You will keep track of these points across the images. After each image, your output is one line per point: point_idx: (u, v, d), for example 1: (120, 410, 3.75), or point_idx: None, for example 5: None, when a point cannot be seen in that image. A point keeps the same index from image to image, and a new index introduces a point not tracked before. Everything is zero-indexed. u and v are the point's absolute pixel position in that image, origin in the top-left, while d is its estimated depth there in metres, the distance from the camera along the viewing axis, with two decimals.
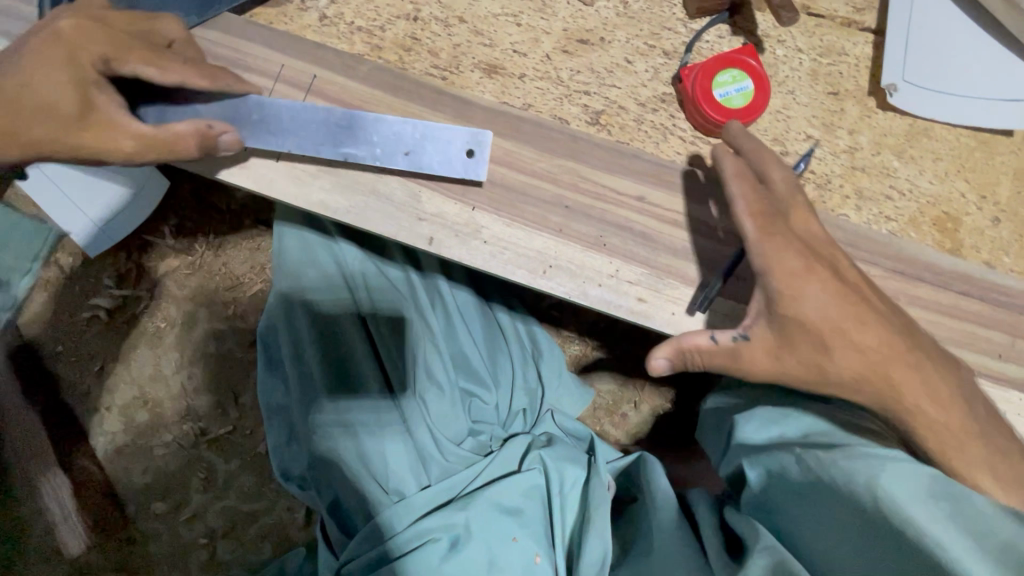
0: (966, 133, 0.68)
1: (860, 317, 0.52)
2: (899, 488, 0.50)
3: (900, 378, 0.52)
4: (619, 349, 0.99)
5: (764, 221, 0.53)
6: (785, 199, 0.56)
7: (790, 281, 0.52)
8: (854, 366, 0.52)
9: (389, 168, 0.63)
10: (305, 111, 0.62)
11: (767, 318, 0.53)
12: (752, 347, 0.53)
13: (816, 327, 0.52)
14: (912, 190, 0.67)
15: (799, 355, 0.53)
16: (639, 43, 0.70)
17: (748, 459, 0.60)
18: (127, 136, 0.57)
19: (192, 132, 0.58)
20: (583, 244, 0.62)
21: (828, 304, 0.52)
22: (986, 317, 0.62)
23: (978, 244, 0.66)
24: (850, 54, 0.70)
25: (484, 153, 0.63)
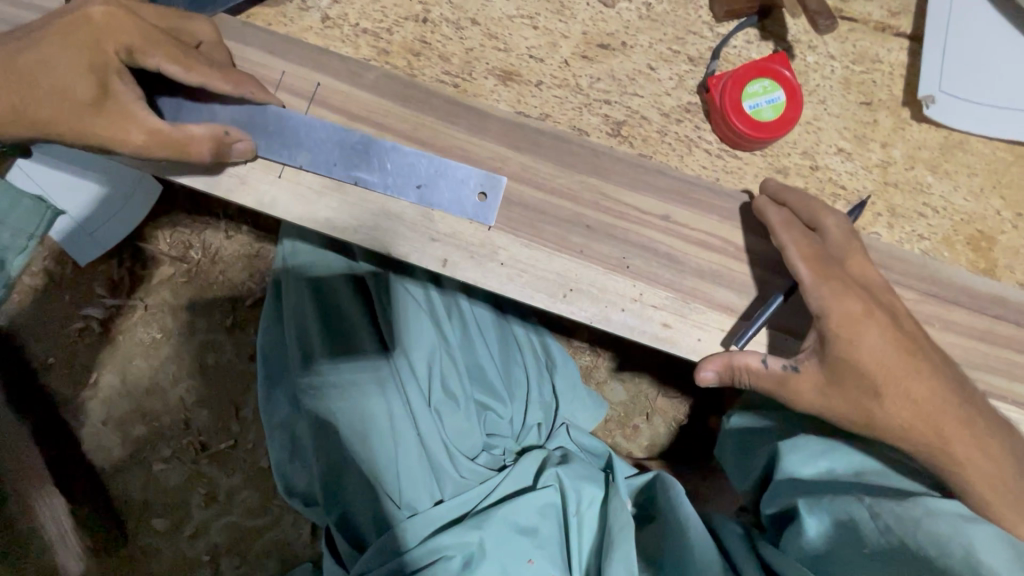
0: (1003, 146, 0.65)
1: (914, 365, 0.51)
2: (988, 552, 0.49)
3: (950, 433, 0.51)
4: (630, 359, 0.97)
5: (818, 265, 0.53)
6: (840, 245, 0.56)
7: (848, 326, 0.51)
8: (902, 414, 0.52)
9: (393, 195, 0.59)
10: (323, 129, 0.60)
11: (819, 357, 0.53)
12: (801, 379, 0.53)
13: (868, 370, 0.52)
14: (947, 207, 0.64)
15: (845, 395, 0.52)
16: (663, 49, 0.66)
17: (809, 502, 0.57)
18: (141, 129, 0.54)
19: (207, 137, 0.55)
20: (605, 266, 0.59)
21: (888, 353, 0.51)
22: (1021, 342, 0.60)
23: (1013, 264, 0.64)
24: (884, 61, 0.66)
25: (496, 197, 0.60)
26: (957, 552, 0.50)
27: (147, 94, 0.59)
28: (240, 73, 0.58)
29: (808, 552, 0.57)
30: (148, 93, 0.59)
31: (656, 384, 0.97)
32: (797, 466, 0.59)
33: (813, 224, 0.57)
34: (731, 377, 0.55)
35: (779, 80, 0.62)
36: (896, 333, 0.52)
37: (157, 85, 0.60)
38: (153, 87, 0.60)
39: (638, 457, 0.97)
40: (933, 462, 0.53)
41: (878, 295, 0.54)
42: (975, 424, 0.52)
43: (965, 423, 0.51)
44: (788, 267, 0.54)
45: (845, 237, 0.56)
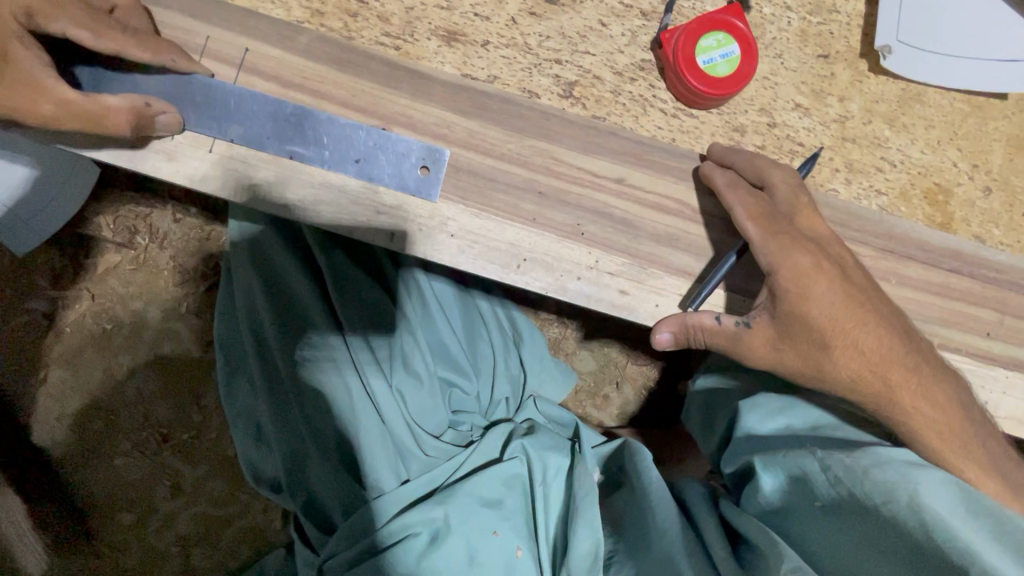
0: (960, 97, 0.64)
1: (863, 318, 0.51)
2: (936, 500, 0.46)
3: (898, 381, 0.51)
4: (598, 330, 0.96)
5: (766, 224, 0.52)
6: (790, 200, 0.54)
7: (799, 281, 0.51)
8: (852, 366, 0.51)
9: (329, 170, 0.57)
10: (253, 99, 0.56)
11: (771, 312, 0.52)
12: (753, 335, 0.52)
13: (818, 324, 0.51)
14: (904, 160, 0.63)
15: (798, 349, 0.52)
16: (614, 3, 0.62)
17: (763, 461, 0.56)
18: (49, 100, 0.49)
19: (126, 108, 0.51)
20: (559, 234, 0.57)
21: (836, 305, 0.51)
22: (974, 295, 0.60)
23: (969, 217, 0.63)
24: (842, 11, 0.64)
25: (439, 171, 0.57)
26: (904, 500, 0.46)
27: (59, 63, 0.54)
28: (149, 35, 0.54)
29: (765, 508, 0.57)
30: (59, 62, 0.54)
31: (625, 353, 0.97)
32: (754, 425, 0.60)
33: (763, 181, 0.55)
34: (687, 338, 0.54)
35: (734, 34, 0.60)
36: (848, 287, 0.51)
37: (68, 52, 0.55)
38: (62, 54, 0.54)
39: (609, 425, 0.97)
40: (884, 416, 0.52)
41: (827, 247, 0.53)
42: (923, 372, 0.51)
43: (916, 373, 0.51)
44: (738, 228, 0.53)
45: (794, 192, 0.55)
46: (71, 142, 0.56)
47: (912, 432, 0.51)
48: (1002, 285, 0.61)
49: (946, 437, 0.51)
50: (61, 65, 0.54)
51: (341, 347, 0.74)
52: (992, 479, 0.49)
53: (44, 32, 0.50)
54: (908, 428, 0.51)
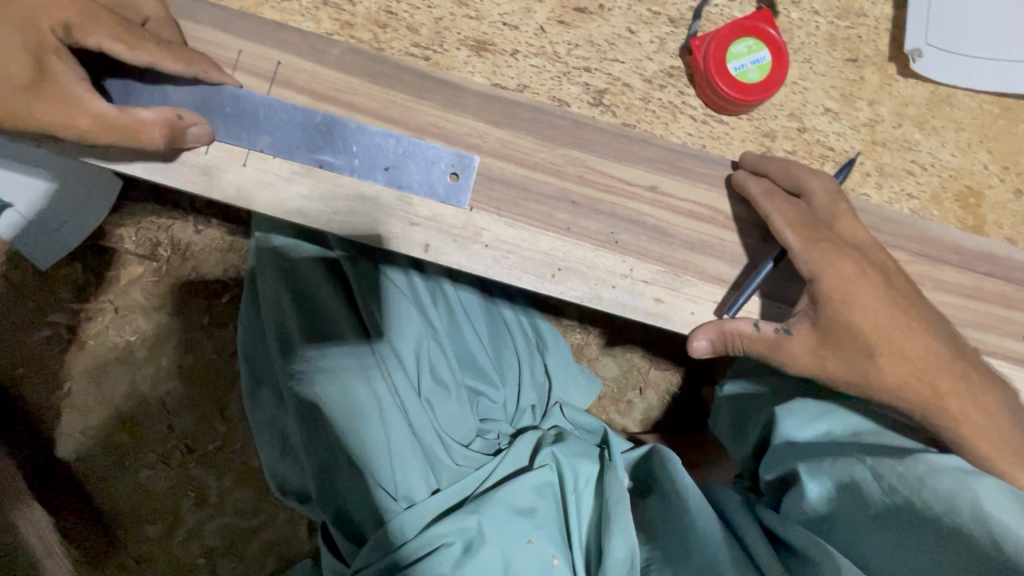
0: (989, 99, 0.64)
1: (907, 324, 0.51)
2: (1000, 509, 0.46)
3: (945, 387, 0.50)
4: (619, 335, 0.96)
5: (807, 231, 0.51)
6: (828, 206, 0.54)
7: (841, 288, 0.50)
8: (897, 373, 0.51)
9: (359, 178, 0.56)
10: (284, 110, 0.56)
11: (813, 318, 0.52)
12: (794, 342, 0.52)
13: (862, 331, 0.51)
14: (935, 163, 0.63)
15: (842, 355, 0.51)
16: (642, 10, 0.62)
17: (809, 469, 0.56)
18: (85, 114, 0.49)
19: (160, 122, 0.51)
20: (593, 242, 0.57)
21: (879, 311, 0.51)
22: (1009, 297, 0.60)
23: (1000, 219, 0.63)
24: (869, 15, 0.64)
25: (469, 178, 0.57)
26: (966, 508, 0.47)
27: (92, 76, 0.54)
28: (184, 50, 0.54)
29: (810, 515, 0.56)
30: (93, 77, 0.55)
31: (647, 358, 0.97)
32: (795, 433, 0.59)
33: (798, 188, 0.55)
34: (725, 345, 0.54)
35: (765, 40, 0.60)
36: (890, 293, 0.51)
37: (103, 67, 0.55)
38: (98, 69, 0.55)
39: (633, 431, 0.97)
40: (928, 422, 0.52)
41: (868, 253, 0.52)
42: (969, 377, 0.50)
43: (961, 378, 0.50)
44: (776, 234, 0.53)
45: (832, 198, 0.54)
46: (103, 155, 0.56)
47: (957, 436, 0.51)
48: None
49: (992, 443, 0.50)
50: (93, 77, 0.54)
51: (367, 357, 0.73)
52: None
53: (82, 47, 0.50)
54: (953, 433, 0.51)
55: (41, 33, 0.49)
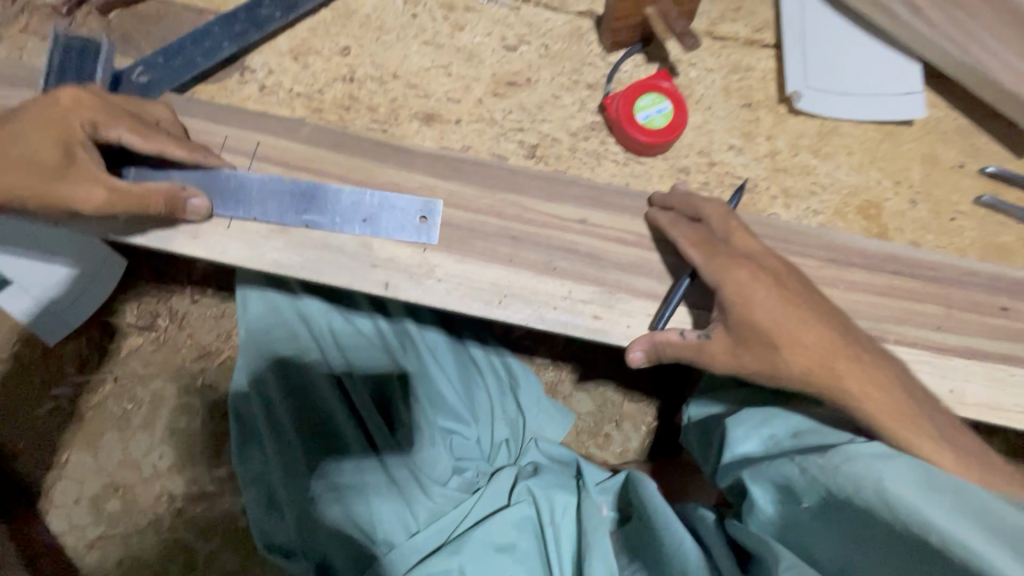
0: (872, 127, 0.74)
1: (802, 318, 0.56)
2: (904, 485, 0.50)
3: (844, 370, 0.55)
4: (590, 371, 1.01)
5: (706, 248, 0.60)
6: (723, 225, 0.62)
7: (741, 292, 0.57)
8: (802, 361, 0.56)
9: (334, 228, 0.65)
10: (267, 181, 0.66)
11: (725, 322, 0.59)
12: (713, 344, 0.59)
13: (766, 328, 0.56)
14: (833, 183, 0.72)
15: (755, 352, 0.57)
16: (563, 80, 0.74)
17: (751, 474, 0.60)
18: (101, 188, 0.58)
19: (163, 190, 0.61)
20: (535, 270, 0.65)
21: (777, 308, 0.57)
22: (918, 292, 0.67)
23: (900, 226, 0.71)
24: (756, 69, 0.76)
25: (436, 219, 0.65)
26: (871, 488, 0.51)
27: (111, 166, 0.65)
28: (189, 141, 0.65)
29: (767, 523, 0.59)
30: (111, 167, 0.65)
31: (620, 391, 1.01)
32: (739, 441, 0.63)
33: (698, 213, 0.64)
34: (657, 353, 0.61)
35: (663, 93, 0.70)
36: (786, 291, 0.58)
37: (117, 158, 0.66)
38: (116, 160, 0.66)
39: (614, 464, 0.99)
40: (846, 409, 0.56)
41: (761, 260, 0.60)
42: (866, 360, 0.56)
43: (862, 364, 0.55)
44: (684, 255, 0.61)
45: (725, 217, 0.63)
46: (114, 229, 0.65)
47: (868, 416, 0.55)
48: (944, 281, 0.67)
49: (902, 420, 0.54)
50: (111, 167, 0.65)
51: (348, 414, 0.83)
52: (961, 459, 0.53)
53: (104, 139, 0.61)
54: (867, 418, 0.55)
55: (69, 131, 0.60)
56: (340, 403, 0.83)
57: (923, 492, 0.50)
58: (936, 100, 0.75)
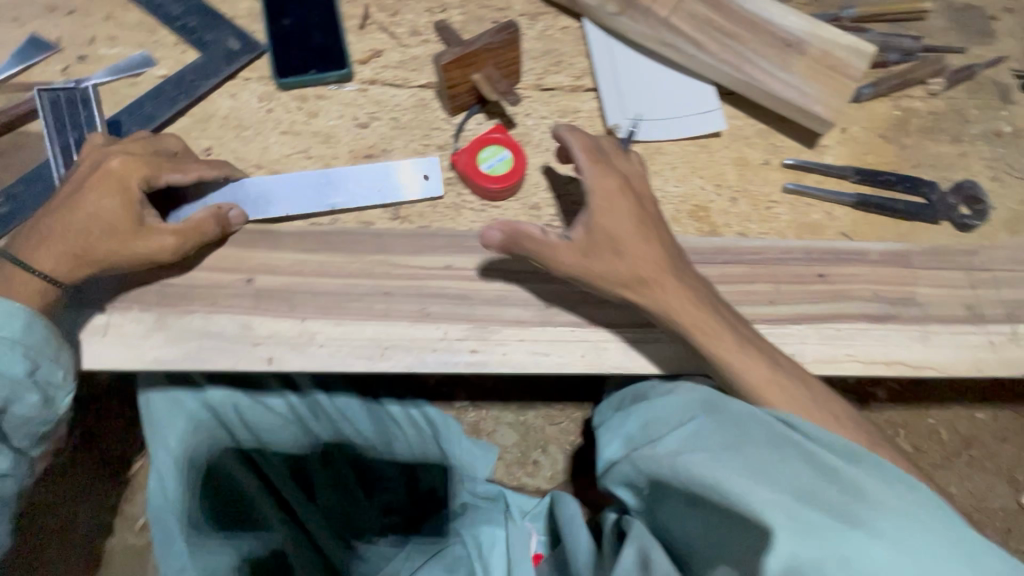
0: (688, 142, 0.86)
1: (644, 229, 0.66)
2: (694, 459, 0.57)
3: (666, 284, 0.65)
4: (508, 405, 1.05)
5: (590, 155, 0.67)
6: (609, 147, 0.71)
7: (607, 199, 0.65)
8: (639, 263, 0.64)
9: (220, 310, 0.69)
10: (289, 178, 0.75)
11: (586, 225, 0.65)
12: (568, 243, 0.64)
13: (617, 235, 0.65)
14: (665, 195, 0.83)
15: (601, 255, 0.64)
16: (415, 145, 0.83)
17: (610, 477, 0.68)
18: (168, 233, 0.65)
19: (210, 216, 0.67)
20: (410, 319, 0.70)
21: (626, 219, 0.66)
22: (750, 274, 0.76)
23: (728, 221, 0.82)
24: (582, 110, 0.87)
25: (438, 174, 0.78)
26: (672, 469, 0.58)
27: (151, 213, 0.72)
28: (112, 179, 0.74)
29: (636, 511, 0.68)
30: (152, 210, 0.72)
31: (541, 417, 1.05)
32: (604, 447, 0.71)
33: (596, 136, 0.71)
34: (512, 240, 0.63)
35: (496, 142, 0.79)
36: (640, 210, 0.67)
37: None
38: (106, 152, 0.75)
39: (546, 488, 1.03)
40: (662, 320, 0.66)
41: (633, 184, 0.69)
42: (684, 278, 0.66)
43: (695, 280, 0.66)
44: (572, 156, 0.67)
45: (616, 147, 0.71)
46: None
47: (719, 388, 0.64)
48: (770, 261, 0.77)
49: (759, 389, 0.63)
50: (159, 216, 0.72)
51: (274, 502, 0.87)
52: (779, 386, 0.63)
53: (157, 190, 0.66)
54: (686, 330, 0.64)
55: (128, 191, 0.64)
56: (263, 492, 0.87)
57: (743, 467, 0.55)
58: (736, 112, 0.88)
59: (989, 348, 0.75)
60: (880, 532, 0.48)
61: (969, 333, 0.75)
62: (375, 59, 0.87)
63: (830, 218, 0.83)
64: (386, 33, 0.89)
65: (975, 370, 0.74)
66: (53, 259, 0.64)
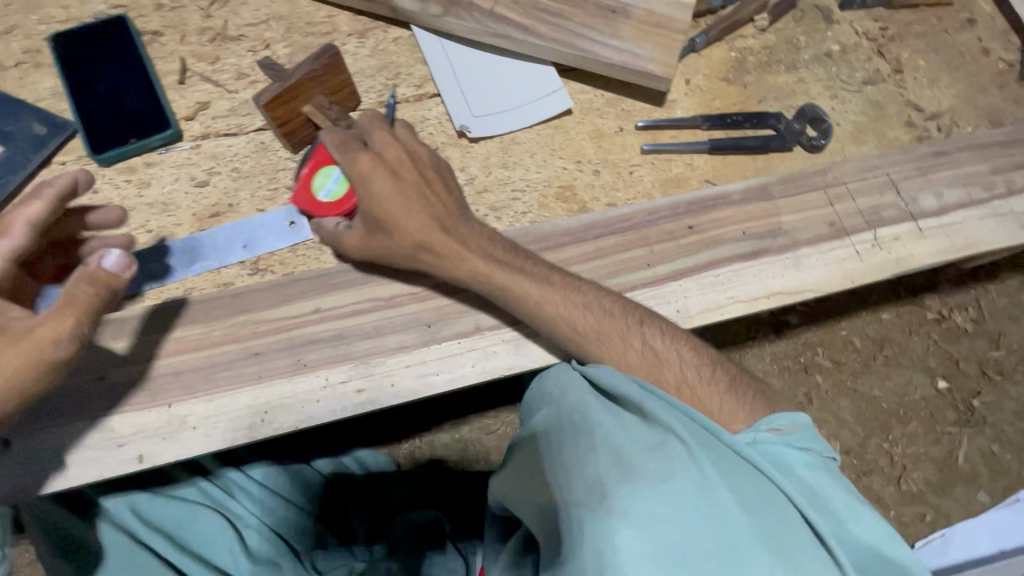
0: (541, 126, 0.86)
1: (409, 201, 0.68)
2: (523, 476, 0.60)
3: (439, 244, 0.68)
4: (440, 426, 1.13)
5: (337, 146, 0.68)
6: (368, 126, 0.71)
7: (360, 177, 0.67)
8: (408, 235, 0.67)
9: (74, 418, 0.63)
10: (152, 249, 0.75)
11: (362, 216, 0.69)
12: (348, 233, 0.69)
13: (382, 211, 0.67)
14: (528, 183, 0.82)
15: (378, 239, 0.68)
16: (263, 191, 0.79)
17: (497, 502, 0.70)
18: (49, 324, 0.52)
19: (76, 278, 0.53)
20: (286, 375, 0.66)
21: (390, 194, 0.67)
22: (623, 243, 0.77)
23: (595, 195, 0.83)
24: (430, 117, 0.85)
25: (303, 219, 0.77)
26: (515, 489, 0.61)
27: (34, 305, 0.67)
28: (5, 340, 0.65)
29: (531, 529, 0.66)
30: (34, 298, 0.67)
31: (474, 431, 1.13)
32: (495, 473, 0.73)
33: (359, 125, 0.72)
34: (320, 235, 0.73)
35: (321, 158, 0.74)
36: (403, 181, 0.68)
37: None
38: None
39: None
40: (449, 275, 0.69)
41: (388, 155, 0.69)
42: (456, 234, 0.69)
43: (471, 232, 0.70)
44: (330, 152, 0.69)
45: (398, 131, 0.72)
46: None
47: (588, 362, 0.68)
48: (640, 225, 0.78)
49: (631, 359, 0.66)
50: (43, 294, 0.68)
51: None
52: (590, 311, 0.67)
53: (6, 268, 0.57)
54: (472, 280, 0.68)
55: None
56: None
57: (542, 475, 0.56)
58: (582, 86, 0.88)
59: (857, 258, 0.78)
60: (637, 514, 0.49)
61: (835, 248, 0.78)
62: (203, 112, 0.83)
63: (691, 169, 0.85)
64: (210, 82, 0.84)
65: (850, 281, 0.77)
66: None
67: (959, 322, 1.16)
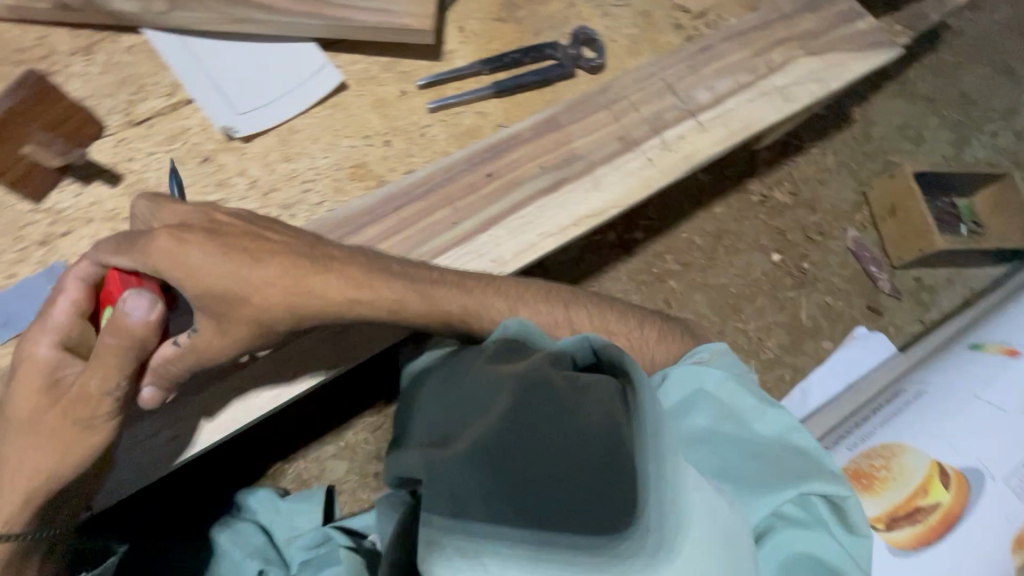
0: (318, 108, 0.81)
1: (253, 256, 0.58)
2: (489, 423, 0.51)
3: (317, 287, 0.60)
4: (323, 440, 1.17)
5: (119, 248, 0.56)
6: (151, 212, 0.60)
7: (174, 261, 0.55)
8: (272, 297, 0.58)
9: None
10: None
11: (198, 305, 0.57)
12: (198, 335, 0.58)
13: (220, 285, 0.56)
14: (317, 171, 0.78)
15: (232, 318, 0.58)
16: (13, 254, 0.70)
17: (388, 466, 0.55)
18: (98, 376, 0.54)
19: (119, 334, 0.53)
20: None
21: (219, 262, 0.56)
22: (425, 208, 0.75)
23: (391, 166, 0.80)
24: (192, 126, 0.77)
25: None
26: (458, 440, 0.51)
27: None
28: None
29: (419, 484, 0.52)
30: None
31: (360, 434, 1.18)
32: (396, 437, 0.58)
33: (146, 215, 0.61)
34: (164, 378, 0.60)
35: (113, 292, 0.57)
36: (229, 243, 0.58)
37: None
38: None
39: None
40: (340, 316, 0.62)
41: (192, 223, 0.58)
42: (329, 272, 0.61)
43: (342, 253, 0.63)
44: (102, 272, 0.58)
45: (204, 210, 0.60)
46: None
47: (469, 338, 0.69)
48: (439, 185, 0.76)
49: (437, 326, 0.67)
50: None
51: None
52: (502, 300, 0.69)
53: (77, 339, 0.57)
54: (369, 313, 0.63)
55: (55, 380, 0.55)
56: None
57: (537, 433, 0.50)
58: (353, 56, 0.84)
59: (651, 165, 0.81)
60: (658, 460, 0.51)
61: (629, 160, 0.81)
62: None
63: (482, 117, 0.84)
64: None
65: (649, 189, 0.80)
66: (37, 464, 0.55)
67: (779, 198, 1.29)
